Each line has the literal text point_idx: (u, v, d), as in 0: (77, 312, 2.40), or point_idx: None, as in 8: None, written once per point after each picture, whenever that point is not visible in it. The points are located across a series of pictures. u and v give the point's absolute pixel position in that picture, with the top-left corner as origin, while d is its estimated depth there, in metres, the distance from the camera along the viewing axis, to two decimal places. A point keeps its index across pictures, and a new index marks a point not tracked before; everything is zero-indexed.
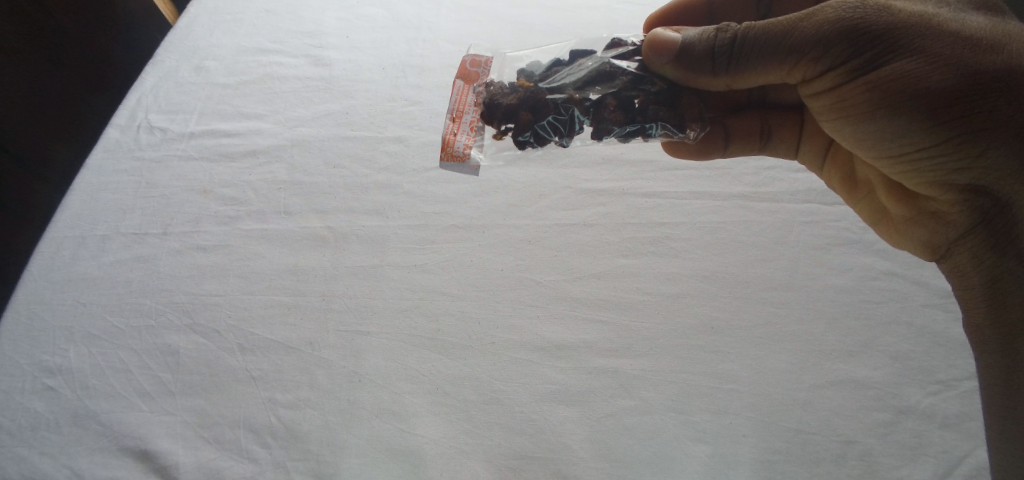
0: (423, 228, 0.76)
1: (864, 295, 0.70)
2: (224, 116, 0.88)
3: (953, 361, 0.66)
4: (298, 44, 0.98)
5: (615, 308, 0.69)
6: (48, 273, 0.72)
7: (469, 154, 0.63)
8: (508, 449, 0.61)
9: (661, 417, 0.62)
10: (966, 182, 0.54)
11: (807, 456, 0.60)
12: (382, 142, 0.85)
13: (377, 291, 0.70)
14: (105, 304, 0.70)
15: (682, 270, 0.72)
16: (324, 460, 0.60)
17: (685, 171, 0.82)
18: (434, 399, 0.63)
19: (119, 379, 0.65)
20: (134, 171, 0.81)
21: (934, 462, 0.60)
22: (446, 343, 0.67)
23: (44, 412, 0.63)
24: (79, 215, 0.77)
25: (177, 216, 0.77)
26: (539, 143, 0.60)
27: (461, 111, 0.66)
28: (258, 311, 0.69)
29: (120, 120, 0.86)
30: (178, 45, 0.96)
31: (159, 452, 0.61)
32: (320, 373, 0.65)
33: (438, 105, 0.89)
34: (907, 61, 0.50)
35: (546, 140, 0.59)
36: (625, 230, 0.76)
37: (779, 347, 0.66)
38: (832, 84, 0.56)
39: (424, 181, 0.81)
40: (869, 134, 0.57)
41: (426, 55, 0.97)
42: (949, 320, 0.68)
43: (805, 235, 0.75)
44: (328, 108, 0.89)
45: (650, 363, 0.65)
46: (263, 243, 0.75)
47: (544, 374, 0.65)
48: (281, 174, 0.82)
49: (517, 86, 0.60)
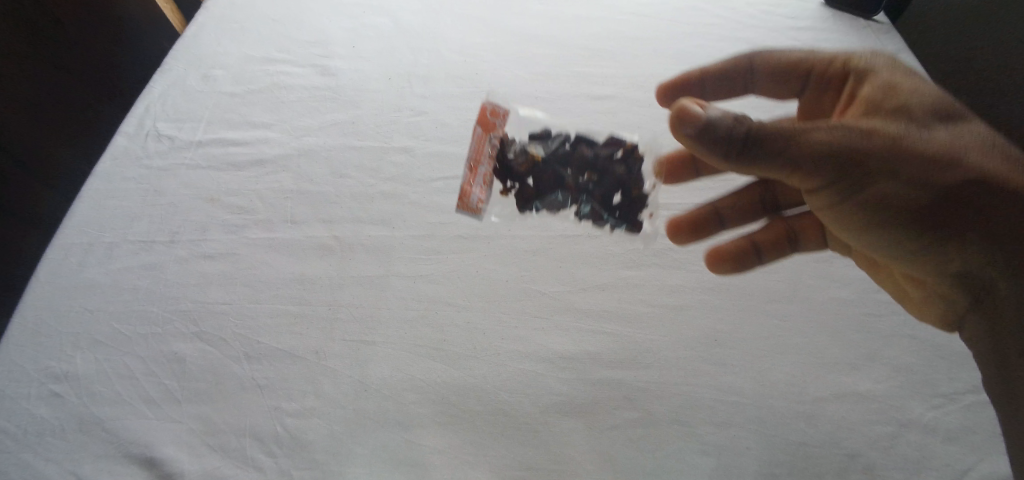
0: (428, 238, 0.76)
1: (867, 308, 0.71)
2: (232, 124, 0.89)
3: (955, 374, 0.66)
4: (306, 53, 0.99)
5: (619, 319, 0.69)
6: (55, 280, 0.72)
7: (481, 208, 0.78)
8: (513, 460, 0.61)
9: (662, 429, 0.62)
10: (957, 270, 0.58)
11: (809, 469, 0.60)
12: (388, 152, 0.86)
13: (382, 300, 0.71)
14: (112, 311, 0.70)
15: (686, 282, 0.73)
16: (330, 469, 0.60)
17: (690, 182, 0.82)
18: (439, 408, 0.63)
19: (126, 386, 0.66)
20: (142, 178, 0.82)
21: (937, 475, 0.60)
22: (451, 353, 0.67)
23: (49, 420, 0.64)
24: (87, 222, 0.77)
25: (184, 223, 0.78)
26: (540, 208, 0.78)
27: (477, 162, 0.79)
28: (264, 320, 0.70)
29: (129, 128, 0.87)
30: (188, 54, 0.98)
31: (165, 460, 0.61)
32: (326, 382, 0.65)
33: (445, 115, 0.91)
34: (889, 187, 0.55)
35: (546, 207, 0.78)
36: (629, 241, 0.76)
37: (782, 359, 0.67)
38: (826, 203, 0.59)
39: (430, 191, 0.82)
40: (871, 241, 0.60)
41: (432, 65, 0.98)
42: (952, 333, 0.69)
43: (808, 248, 0.76)
44: (335, 117, 0.90)
45: (653, 375, 0.65)
46: (270, 252, 0.75)
47: (548, 385, 0.65)
48: (286, 183, 0.82)
49: (528, 157, 0.77)
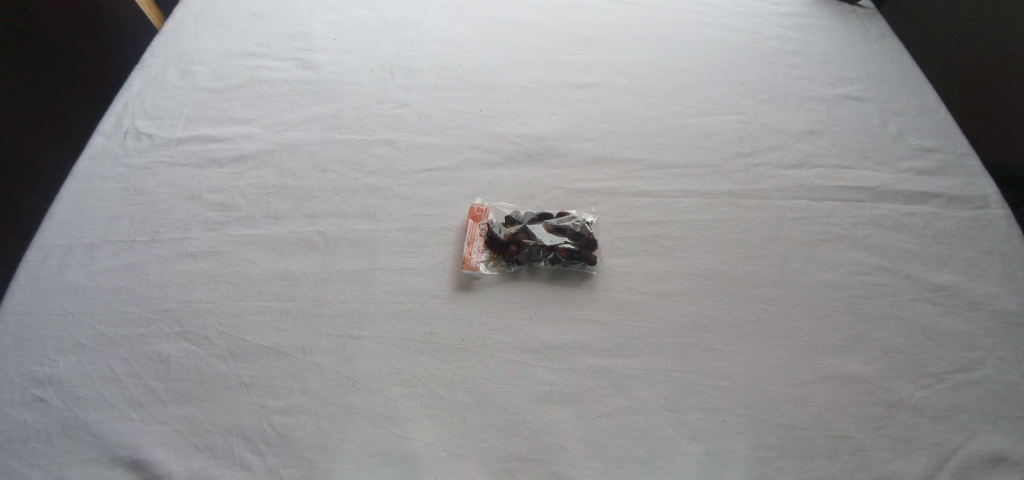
0: (414, 231, 0.76)
1: (854, 291, 0.71)
2: (212, 120, 0.88)
3: (942, 354, 0.66)
4: (287, 47, 0.98)
5: (607, 308, 0.69)
6: (35, 282, 0.71)
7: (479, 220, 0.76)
8: (503, 451, 0.60)
9: (652, 416, 0.62)
10: None
11: (800, 453, 0.60)
12: (372, 145, 0.85)
13: (368, 295, 0.70)
14: (94, 313, 0.69)
15: (674, 268, 0.72)
16: (318, 466, 0.60)
17: (676, 169, 0.82)
18: (427, 402, 0.63)
19: (109, 388, 0.64)
20: (122, 177, 0.80)
21: (926, 455, 0.60)
22: (439, 346, 0.66)
23: (32, 424, 0.62)
24: (67, 224, 0.76)
25: (166, 222, 0.77)
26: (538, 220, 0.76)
27: None
28: (249, 318, 0.69)
29: (107, 127, 0.85)
30: (166, 50, 0.96)
31: (152, 462, 0.60)
32: (313, 378, 0.64)
33: (428, 107, 0.90)
34: None
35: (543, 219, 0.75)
36: (616, 229, 0.76)
37: (770, 343, 0.67)
38: None
39: (414, 183, 0.81)
40: None
41: (414, 56, 0.97)
42: (939, 313, 0.69)
43: (795, 232, 0.76)
44: (317, 111, 0.89)
45: (642, 362, 0.65)
46: (254, 249, 0.74)
47: (537, 375, 0.64)
48: (269, 178, 0.81)
49: None
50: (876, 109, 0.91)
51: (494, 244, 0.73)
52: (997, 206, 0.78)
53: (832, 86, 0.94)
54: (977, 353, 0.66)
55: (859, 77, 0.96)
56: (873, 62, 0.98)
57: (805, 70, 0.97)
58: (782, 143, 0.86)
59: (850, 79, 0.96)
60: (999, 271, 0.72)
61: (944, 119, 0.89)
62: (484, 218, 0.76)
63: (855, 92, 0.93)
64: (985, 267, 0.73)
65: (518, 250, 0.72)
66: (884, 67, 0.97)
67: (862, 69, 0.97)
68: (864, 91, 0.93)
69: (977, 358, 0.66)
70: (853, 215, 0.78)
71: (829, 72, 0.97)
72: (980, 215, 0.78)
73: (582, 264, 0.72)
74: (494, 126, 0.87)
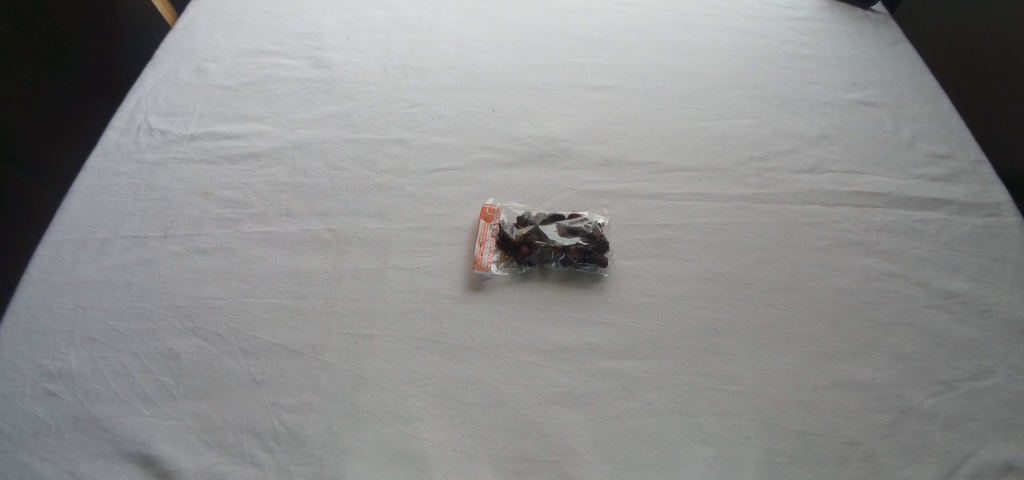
0: (425, 230, 0.76)
1: (866, 296, 0.71)
2: (226, 117, 0.88)
3: (955, 361, 0.66)
4: (299, 45, 0.98)
5: (617, 310, 0.69)
6: (47, 276, 0.71)
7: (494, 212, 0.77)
8: (513, 452, 0.60)
9: (663, 420, 0.62)
10: None
11: (811, 458, 0.60)
12: (384, 144, 0.85)
13: (380, 294, 0.70)
14: (106, 307, 0.69)
15: (685, 272, 0.72)
16: (328, 464, 0.59)
17: (687, 173, 0.82)
18: (437, 401, 0.63)
19: (120, 383, 0.64)
20: (135, 173, 0.81)
21: (938, 462, 0.60)
22: (448, 345, 0.66)
23: (43, 417, 0.62)
24: (80, 218, 0.76)
25: (177, 218, 0.77)
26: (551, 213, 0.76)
27: None
28: (260, 314, 0.69)
29: (120, 123, 0.86)
30: (179, 48, 0.96)
31: (161, 457, 0.60)
32: (323, 376, 0.64)
33: (440, 106, 0.90)
34: None
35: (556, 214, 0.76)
36: (626, 232, 0.76)
37: (781, 348, 0.67)
38: None
39: (426, 183, 0.81)
40: None
41: (426, 57, 0.97)
42: (952, 320, 0.69)
43: (806, 237, 0.76)
44: (329, 110, 0.89)
45: (653, 365, 0.65)
46: (266, 247, 0.74)
47: (547, 377, 0.64)
48: (282, 176, 0.81)
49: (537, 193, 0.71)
50: (889, 114, 0.91)
51: (506, 246, 0.74)
52: (1009, 213, 0.78)
53: (845, 92, 0.94)
54: (989, 361, 0.66)
55: (872, 83, 0.96)
56: (886, 68, 0.98)
57: (817, 75, 0.97)
58: (794, 148, 0.86)
59: (863, 85, 0.95)
60: (1012, 278, 0.72)
61: (958, 126, 0.89)
62: (495, 219, 0.76)
63: (868, 97, 0.93)
64: (998, 275, 0.72)
65: (530, 251, 0.72)
66: (897, 72, 0.97)
67: (875, 74, 0.97)
68: (878, 97, 0.93)
69: (989, 366, 0.66)
70: (866, 221, 0.78)
71: (843, 77, 0.97)
72: (993, 222, 0.77)
73: (594, 266, 0.72)
74: (507, 127, 0.88)
